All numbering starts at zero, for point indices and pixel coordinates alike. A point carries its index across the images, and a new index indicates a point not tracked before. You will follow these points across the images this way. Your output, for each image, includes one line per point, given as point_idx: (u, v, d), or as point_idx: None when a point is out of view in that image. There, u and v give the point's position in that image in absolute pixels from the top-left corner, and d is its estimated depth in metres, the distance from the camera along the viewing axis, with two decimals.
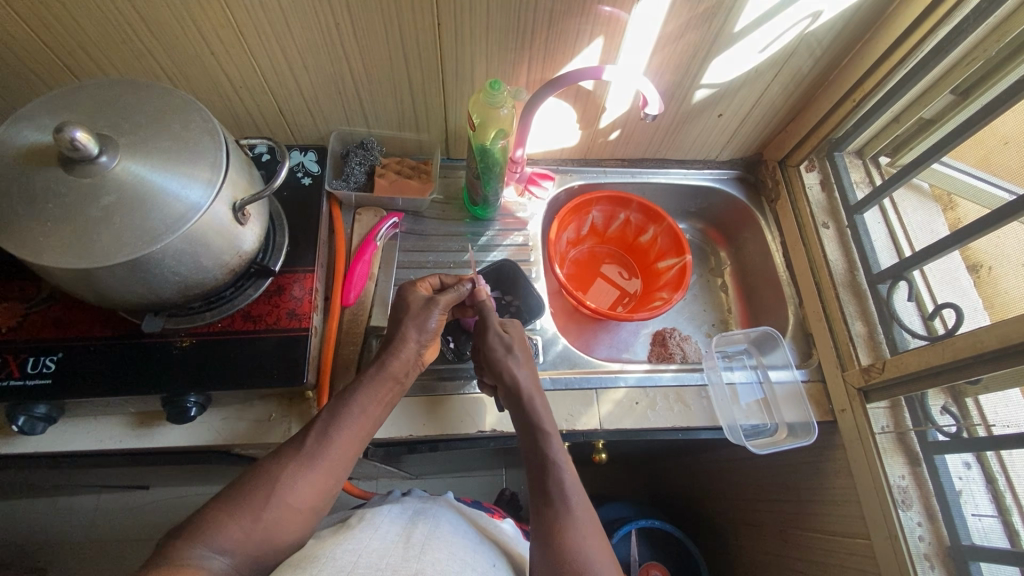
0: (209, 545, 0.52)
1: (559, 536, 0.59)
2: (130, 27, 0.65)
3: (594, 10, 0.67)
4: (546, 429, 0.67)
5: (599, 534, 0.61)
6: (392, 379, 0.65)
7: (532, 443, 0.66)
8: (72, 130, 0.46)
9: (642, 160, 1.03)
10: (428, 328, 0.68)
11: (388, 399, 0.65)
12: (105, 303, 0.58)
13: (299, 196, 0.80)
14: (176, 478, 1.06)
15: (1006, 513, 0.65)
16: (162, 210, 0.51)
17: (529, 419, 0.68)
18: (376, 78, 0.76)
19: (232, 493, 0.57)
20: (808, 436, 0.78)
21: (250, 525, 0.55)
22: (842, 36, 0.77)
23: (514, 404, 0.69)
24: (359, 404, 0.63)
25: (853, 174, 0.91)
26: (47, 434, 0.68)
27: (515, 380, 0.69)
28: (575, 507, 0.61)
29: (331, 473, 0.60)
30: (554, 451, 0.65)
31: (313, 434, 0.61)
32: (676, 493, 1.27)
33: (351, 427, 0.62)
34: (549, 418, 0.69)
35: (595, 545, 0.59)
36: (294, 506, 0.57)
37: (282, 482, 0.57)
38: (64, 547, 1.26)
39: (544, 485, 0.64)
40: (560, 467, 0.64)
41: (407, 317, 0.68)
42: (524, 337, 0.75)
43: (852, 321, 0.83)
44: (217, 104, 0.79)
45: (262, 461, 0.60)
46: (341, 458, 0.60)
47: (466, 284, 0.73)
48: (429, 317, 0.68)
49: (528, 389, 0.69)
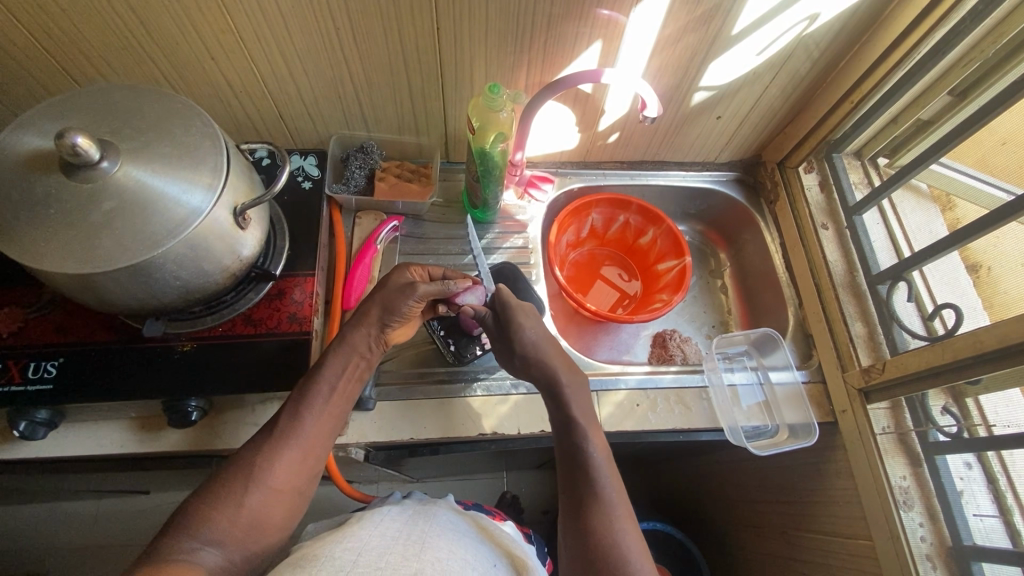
0: (198, 537, 0.53)
1: (590, 519, 0.61)
2: (130, 32, 0.65)
3: (593, 13, 0.68)
4: (575, 414, 0.67)
5: (629, 515, 0.62)
6: (357, 355, 0.65)
7: (562, 428, 0.67)
8: (74, 136, 0.47)
9: (641, 162, 1.03)
10: (399, 309, 0.66)
11: (355, 374, 0.66)
12: (106, 308, 0.58)
13: (299, 200, 0.80)
14: (176, 484, 1.06)
15: (1009, 513, 0.65)
16: (162, 214, 0.52)
17: (558, 404, 0.68)
18: (375, 82, 0.76)
19: (213, 484, 0.57)
20: (809, 437, 0.78)
21: (234, 513, 0.55)
22: (839, 38, 0.77)
23: (543, 388, 0.70)
24: (327, 380, 0.63)
25: (851, 175, 0.91)
26: (48, 440, 0.68)
27: (541, 367, 0.69)
28: (605, 491, 0.62)
29: (307, 452, 0.60)
30: (584, 436, 0.65)
31: (285, 414, 0.61)
32: (677, 496, 1.26)
33: (323, 403, 0.62)
34: (581, 401, 0.68)
35: (625, 528, 0.60)
36: (275, 488, 0.58)
37: (260, 465, 0.58)
38: (63, 552, 1.26)
39: (575, 469, 0.65)
40: (591, 451, 0.65)
41: (381, 295, 0.67)
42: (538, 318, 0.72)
43: (852, 322, 0.83)
44: (218, 109, 0.80)
45: (237, 452, 0.60)
46: (316, 436, 0.61)
47: (454, 282, 0.70)
48: (403, 301, 0.66)
49: (558, 374, 0.68)
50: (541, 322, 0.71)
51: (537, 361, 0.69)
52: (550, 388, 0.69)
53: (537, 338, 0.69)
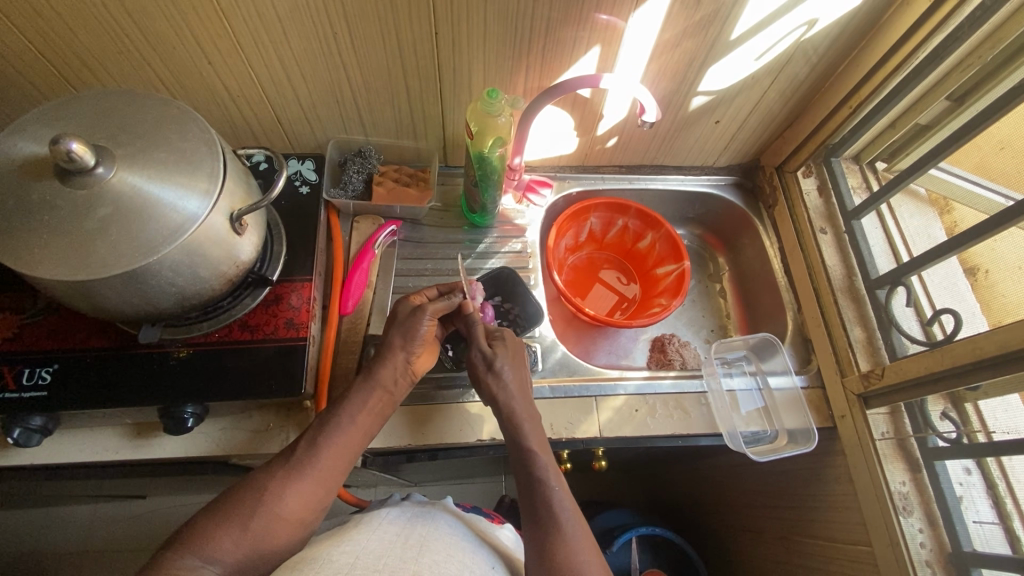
0: (199, 555, 0.53)
1: (552, 552, 0.59)
2: (127, 36, 0.64)
3: (591, 18, 0.68)
4: (532, 445, 0.66)
5: (593, 545, 0.61)
6: (382, 388, 0.65)
7: (518, 459, 0.66)
8: (69, 142, 0.46)
9: (640, 166, 1.03)
10: (415, 335, 0.68)
11: (378, 409, 0.65)
12: (101, 314, 0.57)
13: (297, 205, 0.80)
14: (173, 489, 1.05)
15: (1008, 519, 0.65)
16: (158, 221, 0.51)
17: (514, 434, 0.67)
18: (373, 86, 0.76)
19: (224, 502, 0.57)
20: (808, 444, 0.77)
21: (239, 534, 0.55)
22: (837, 44, 0.77)
23: (498, 416, 0.69)
24: (348, 413, 0.63)
25: (850, 179, 0.91)
26: (43, 446, 0.68)
27: (504, 396, 0.68)
28: (566, 522, 0.62)
29: (321, 483, 0.60)
30: (541, 466, 0.65)
31: (303, 444, 0.61)
32: (676, 500, 1.26)
33: (341, 437, 0.62)
34: (537, 431, 0.68)
35: (588, 559, 0.59)
36: (283, 516, 0.57)
37: (272, 491, 0.57)
38: (59, 558, 1.25)
39: (535, 502, 0.63)
40: (548, 482, 0.64)
41: (396, 327, 0.69)
42: (515, 349, 0.73)
43: (851, 327, 0.83)
44: (215, 114, 0.79)
45: (253, 473, 0.60)
46: (331, 468, 0.60)
47: (458, 293, 0.73)
48: (417, 324, 0.68)
49: (516, 405, 0.68)
50: (513, 352, 0.72)
51: (499, 388, 0.69)
52: (505, 416, 0.68)
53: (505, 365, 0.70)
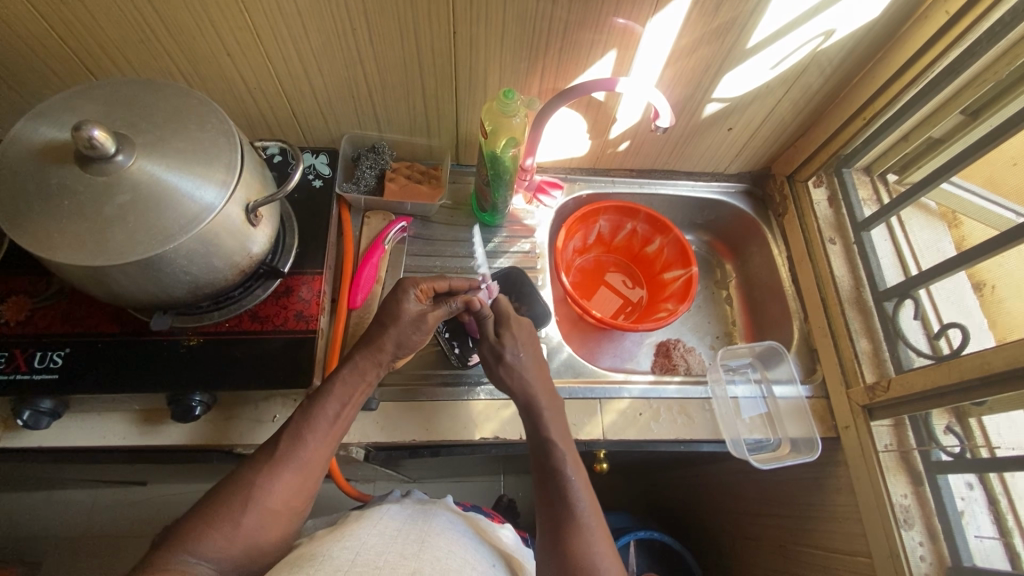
0: (193, 552, 0.53)
1: (567, 544, 0.59)
2: (148, 26, 0.65)
3: (609, 22, 0.68)
4: (553, 436, 0.66)
5: (607, 538, 0.61)
6: (364, 382, 0.65)
7: (539, 451, 0.66)
8: (90, 129, 0.47)
9: (651, 171, 1.03)
10: (409, 342, 0.67)
11: (359, 400, 0.65)
12: (114, 300, 0.58)
13: (310, 197, 0.81)
14: (175, 477, 1.06)
15: (1009, 535, 0.66)
16: (176, 209, 0.52)
17: (535, 425, 0.68)
18: (389, 83, 0.76)
19: (213, 500, 0.57)
20: (812, 453, 0.78)
21: (231, 532, 0.55)
22: (853, 56, 0.78)
23: (521, 407, 0.69)
24: (331, 406, 0.63)
25: (861, 191, 0.91)
26: (51, 429, 0.68)
27: (519, 384, 0.69)
28: (582, 514, 0.62)
29: (306, 475, 0.60)
30: (560, 457, 0.65)
31: (286, 437, 0.61)
32: (676, 506, 1.26)
33: (324, 429, 0.62)
34: (558, 420, 0.68)
35: (601, 551, 0.60)
36: (273, 509, 0.57)
37: (258, 486, 0.57)
38: (57, 542, 1.26)
39: (551, 489, 0.64)
40: (567, 472, 0.64)
41: (395, 328, 0.66)
42: (531, 338, 0.74)
43: (857, 338, 0.83)
44: (231, 104, 0.80)
45: (236, 471, 0.59)
46: (316, 460, 0.61)
47: (457, 299, 0.70)
48: (411, 334, 0.67)
49: (536, 393, 0.69)
50: (524, 339, 0.73)
51: (518, 377, 0.70)
52: (527, 407, 0.68)
53: (522, 360, 0.71)
